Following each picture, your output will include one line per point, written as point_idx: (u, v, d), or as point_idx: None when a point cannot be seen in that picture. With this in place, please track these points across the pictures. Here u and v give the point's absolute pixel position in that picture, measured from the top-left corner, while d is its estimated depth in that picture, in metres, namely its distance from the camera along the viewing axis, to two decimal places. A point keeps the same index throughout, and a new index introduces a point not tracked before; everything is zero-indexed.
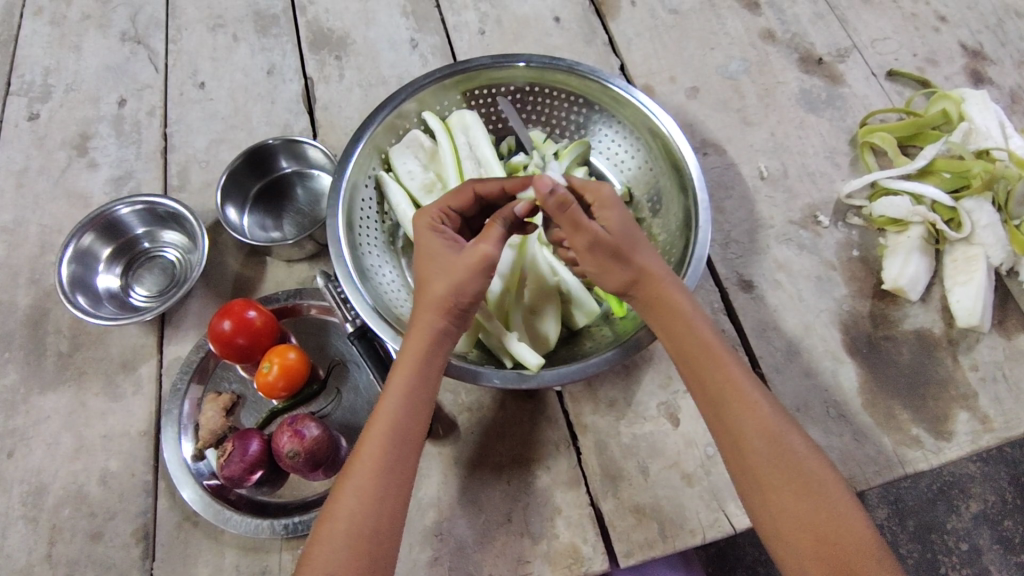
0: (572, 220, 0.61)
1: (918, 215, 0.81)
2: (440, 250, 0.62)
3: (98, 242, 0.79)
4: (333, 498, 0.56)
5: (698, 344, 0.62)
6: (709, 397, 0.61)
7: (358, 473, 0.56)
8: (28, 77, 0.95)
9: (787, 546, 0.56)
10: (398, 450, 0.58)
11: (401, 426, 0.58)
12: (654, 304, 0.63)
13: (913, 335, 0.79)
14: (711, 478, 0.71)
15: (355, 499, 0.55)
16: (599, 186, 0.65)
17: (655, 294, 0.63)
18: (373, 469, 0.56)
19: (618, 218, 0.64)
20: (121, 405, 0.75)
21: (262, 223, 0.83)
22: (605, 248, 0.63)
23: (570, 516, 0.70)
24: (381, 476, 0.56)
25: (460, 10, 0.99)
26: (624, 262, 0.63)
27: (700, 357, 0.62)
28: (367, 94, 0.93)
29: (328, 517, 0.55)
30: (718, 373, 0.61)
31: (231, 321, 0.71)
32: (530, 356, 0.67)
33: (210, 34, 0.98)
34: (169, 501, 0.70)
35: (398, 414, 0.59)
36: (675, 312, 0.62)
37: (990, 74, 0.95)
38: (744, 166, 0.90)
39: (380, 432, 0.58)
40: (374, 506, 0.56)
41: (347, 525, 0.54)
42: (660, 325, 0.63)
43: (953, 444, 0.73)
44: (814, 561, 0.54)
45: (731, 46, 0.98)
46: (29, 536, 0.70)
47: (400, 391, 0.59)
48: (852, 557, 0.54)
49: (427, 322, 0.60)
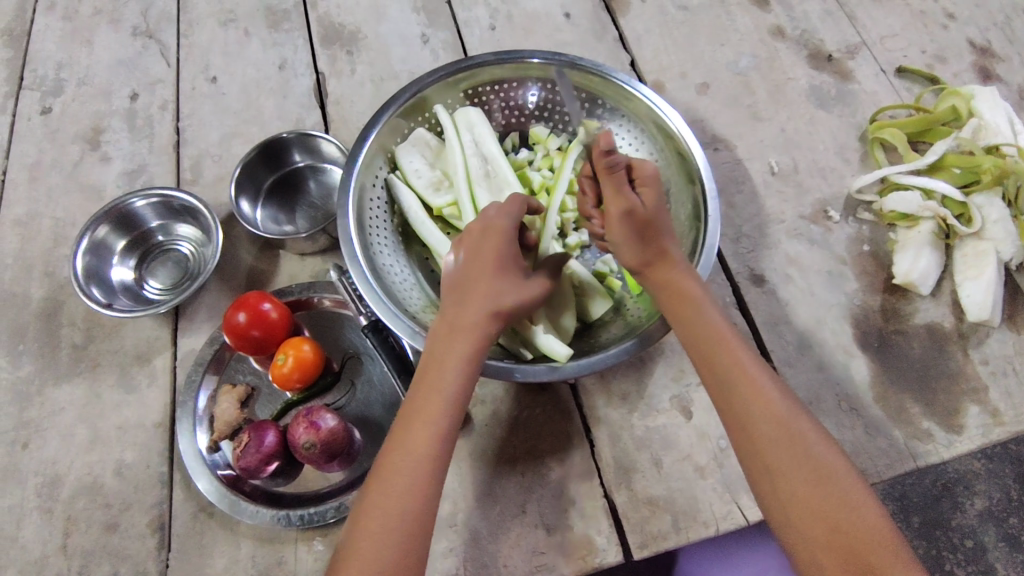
0: (613, 188, 0.64)
1: (928, 210, 0.81)
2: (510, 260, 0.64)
3: (112, 235, 0.79)
4: (386, 488, 0.55)
5: (710, 330, 0.63)
6: (717, 381, 0.62)
7: (420, 464, 0.55)
8: (41, 72, 0.95)
9: (799, 537, 0.55)
10: (448, 448, 0.58)
11: (451, 430, 0.58)
12: (664, 287, 0.65)
13: (923, 329, 0.79)
14: (724, 470, 0.71)
15: (411, 491, 0.55)
16: (645, 164, 0.67)
17: (664, 280, 0.65)
18: (430, 463, 0.56)
19: (655, 196, 0.66)
20: (135, 397, 0.76)
21: (275, 216, 0.83)
22: (633, 222, 0.64)
23: (583, 508, 0.70)
24: (434, 472, 0.56)
25: (471, 6, 1.00)
26: (648, 239, 0.65)
27: (710, 343, 0.63)
28: (379, 89, 0.93)
29: (388, 504, 0.54)
30: (727, 358, 0.62)
31: (246, 313, 0.71)
32: (558, 347, 0.68)
33: (222, 29, 0.98)
34: (185, 493, 0.71)
35: (453, 414, 0.58)
36: (687, 299, 0.64)
37: (998, 72, 0.96)
38: (754, 162, 0.90)
39: (437, 436, 0.57)
40: (431, 494, 0.55)
41: (401, 515, 0.54)
42: (669, 310, 0.65)
43: (963, 438, 0.74)
44: (827, 550, 0.54)
45: (741, 43, 0.99)
46: (44, 527, 0.70)
47: (456, 390, 0.59)
48: (866, 547, 0.53)
49: (485, 322, 0.61)
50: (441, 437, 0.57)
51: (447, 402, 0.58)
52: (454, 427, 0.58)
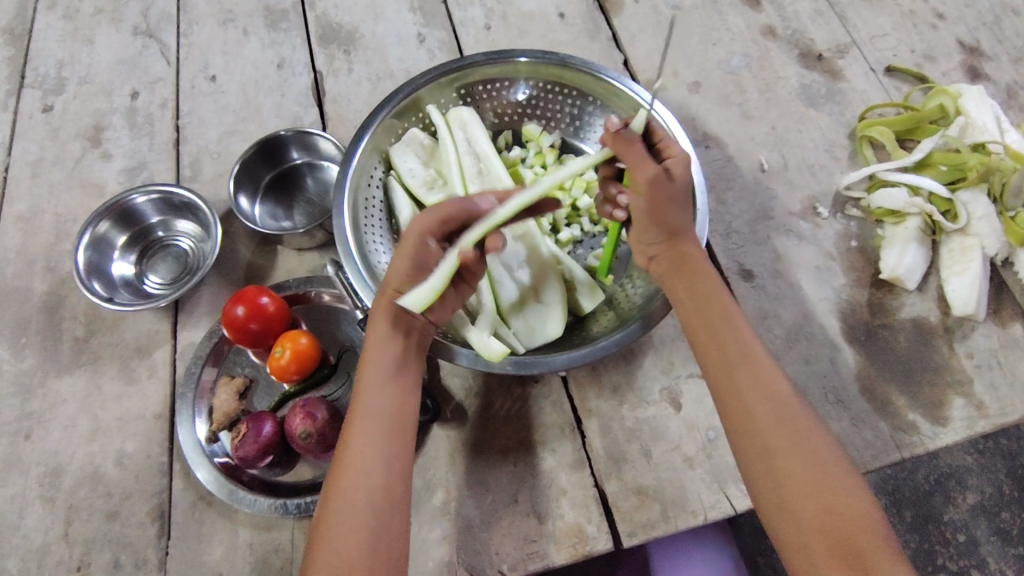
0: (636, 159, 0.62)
1: (915, 206, 0.83)
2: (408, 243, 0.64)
3: (113, 230, 0.81)
4: (329, 485, 0.57)
5: (720, 310, 0.64)
6: (722, 359, 0.62)
7: (349, 456, 0.57)
8: (42, 70, 0.97)
9: (788, 517, 0.56)
10: (377, 428, 0.58)
11: (377, 418, 0.59)
12: (682, 262, 0.66)
13: (910, 323, 0.81)
14: (713, 461, 0.73)
15: (344, 476, 0.56)
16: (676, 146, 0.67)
17: (683, 252, 0.66)
18: (355, 448, 0.57)
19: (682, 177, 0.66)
20: (136, 389, 0.77)
21: (273, 213, 0.84)
22: (666, 189, 0.62)
23: (574, 497, 0.72)
24: (362, 454, 0.57)
25: (466, 6, 1.01)
26: (674, 208, 0.64)
27: (718, 325, 0.64)
28: (375, 88, 0.94)
29: (331, 497, 0.56)
30: (734, 341, 0.63)
31: (244, 307, 0.73)
32: (495, 347, 0.66)
33: (221, 28, 0.99)
34: (184, 482, 0.72)
35: (373, 396, 0.60)
36: (700, 275, 0.65)
37: (986, 71, 0.97)
38: (745, 159, 0.91)
39: (358, 427, 0.58)
40: (371, 481, 0.56)
41: (345, 500, 0.55)
42: (687, 280, 0.65)
43: (948, 429, 0.75)
44: (816, 530, 0.55)
45: (732, 42, 1.00)
46: (45, 516, 0.71)
47: (372, 375, 0.61)
48: (853, 527, 0.55)
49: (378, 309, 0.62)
50: (364, 422, 0.58)
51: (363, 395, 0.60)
52: (379, 414, 0.59)
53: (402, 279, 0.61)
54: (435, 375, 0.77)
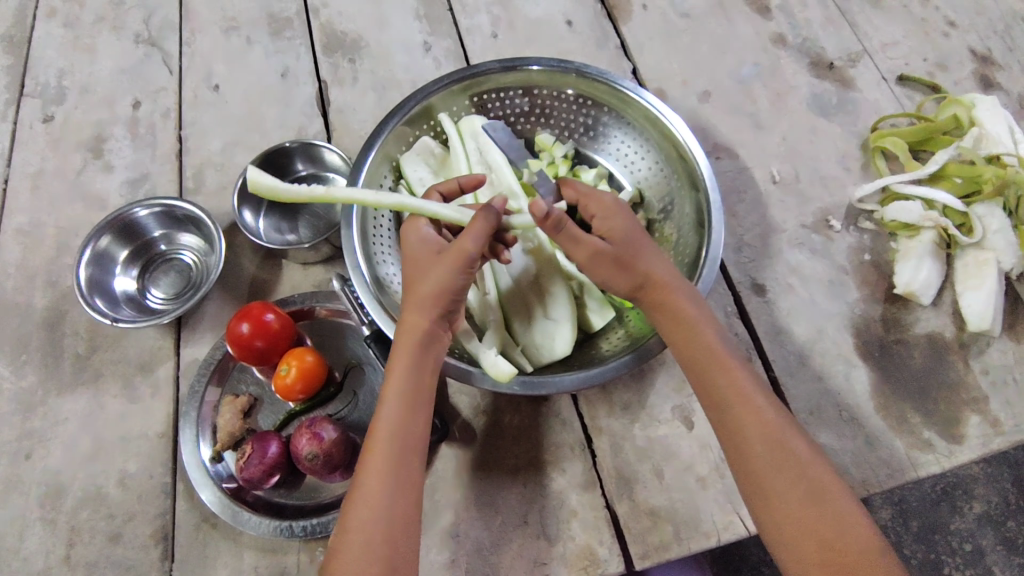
0: (571, 237, 0.64)
1: (930, 220, 0.82)
2: (418, 255, 0.64)
3: (115, 244, 0.80)
4: (345, 512, 0.55)
5: (706, 350, 0.62)
6: (714, 400, 0.61)
7: (369, 480, 0.56)
8: (42, 79, 0.96)
9: (790, 553, 0.55)
10: (398, 459, 0.57)
11: (399, 446, 0.57)
12: (662, 311, 0.63)
13: (924, 339, 0.80)
14: (726, 481, 0.72)
15: (363, 509, 0.55)
16: (602, 195, 0.66)
17: (661, 297, 0.63)
18: (374, 479, 0.56)
19: (620, 226, 0.65)
20: (139, 407, 0.76)
21: (278, 225, 0.83)
22: (608, 257, 0.63)
23: (585, 519, 0.70)
24: (383, 485, 0.55)
25: (473, 14, 1.00)
26: (628, 268, 0.63)
27: (708, 364, 0.62)
28: (380, 98, 0.93)
29: (346, 525, 0.55)
30: (723, 379, 0.61)
31: (249, 324, 0.71)
32: (504, 366, 0.65)
33: (224, 36, 0.98)
34: (189, 503, 0.71)
35: (394, 426, 0.58)
36: (683, 318, 0.62)
37: (999, 80, 0.96)
38: (756, 170, 0.90)
39: (381, 448, 0.57)
40: (389, 507, 0.55)
41: (359, 535, 0.54)
42: (665, 329, 0.63)
43: (964, 447, 0.74)
44: (818, 566, 0.54)
45: (742, 51, 0.99)
46: (47, 539, 0.70)
47: (393, 404, 0.59)
48: (861, 566, 0.53)
49: (415, 325, 0.60)
50: (386, 451, 0.57)
51: (388, 414, 0.58)
52: (401, 439, 0.58)
53: (448, 292, 0.61)
54: (443, 393, 0.76)
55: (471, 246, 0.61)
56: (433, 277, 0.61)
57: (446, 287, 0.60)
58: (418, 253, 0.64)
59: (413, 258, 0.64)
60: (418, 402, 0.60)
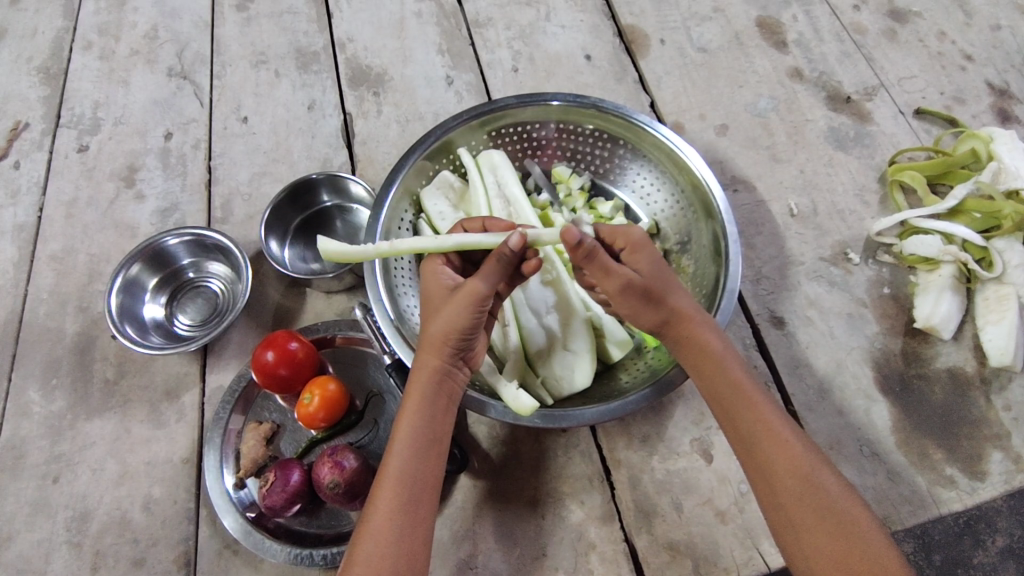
0: (602, 267, 0.63)
1: (949, 254, 0.81)
2: (433, 293, 0.65)
3: (144, 272, 0.82)
4: (355, 543, 0.56)
5: (732, 386, 0.62)
6: (740, 434, 0.61)
7: (378, 515, 0.57)
8: (78, 110, 0.99)
9: None
10: (409, 494, 0.58)
11: (409, 482, 0.58)
12: (688, 344, 0.63)
13: (945, 373, 0.79)
14: (745, 516, 0.71)
15: (372, 542, 0.55)
16: (628, 229, 0.66)
17: (687, 333, 0.63)
18: (383, 513, 0.57)
19: (647, 259, 0.65)
20: (164, 433, 0.77)
21: (303, 256, 0.85)
22: (638, 291, 0.64)
23: (604, 552, 0.70)
24: (393, 520, 0.56)
25: (495, 48, 1.02)
26: (658, 302, 0.64)
27: (733, 399, 0.62)
28: (403, 130, 0.95)
29: (355, 557, 0.55)
30: (750, 413, 0.61)
31: (274, 353, 0.73)
32: (524, 399, 0.65)
33: (253, 70, 1.01)
34: (211, 529, 0.72)
35: (405, 462, 0.59)
36: (710, 353, 0.63)
37: (1016, 113, 0.96)
38: (774, 204, 0.91)
39: (392, 483, 0.58)
40: (395, 542, 0.55)
41: (365, 568, 0.54)
42: (691, 363, 0.64)
43: (986, 484, 0.73)
44: None
45: (759, 84, 1.00)
46: (72, 562, 0.71)
47: (406, 439, 0.60)
48: None
49: (425, 364, 0.62)
50: (396, 486, 0.58)
51: (400, 449, 0.59)
52: (411, 475, 0.58)
53: (458, 332, 0.61)
54: (462, 423, 0.77)
55: (482, 287, 0.61)
56: (443, 317, 0.61)
57: (455, 327, 0.61)
58: (434, 290, 0.66)
59: (428, 297, 0.66)
60: (429, 439, 0.61)
